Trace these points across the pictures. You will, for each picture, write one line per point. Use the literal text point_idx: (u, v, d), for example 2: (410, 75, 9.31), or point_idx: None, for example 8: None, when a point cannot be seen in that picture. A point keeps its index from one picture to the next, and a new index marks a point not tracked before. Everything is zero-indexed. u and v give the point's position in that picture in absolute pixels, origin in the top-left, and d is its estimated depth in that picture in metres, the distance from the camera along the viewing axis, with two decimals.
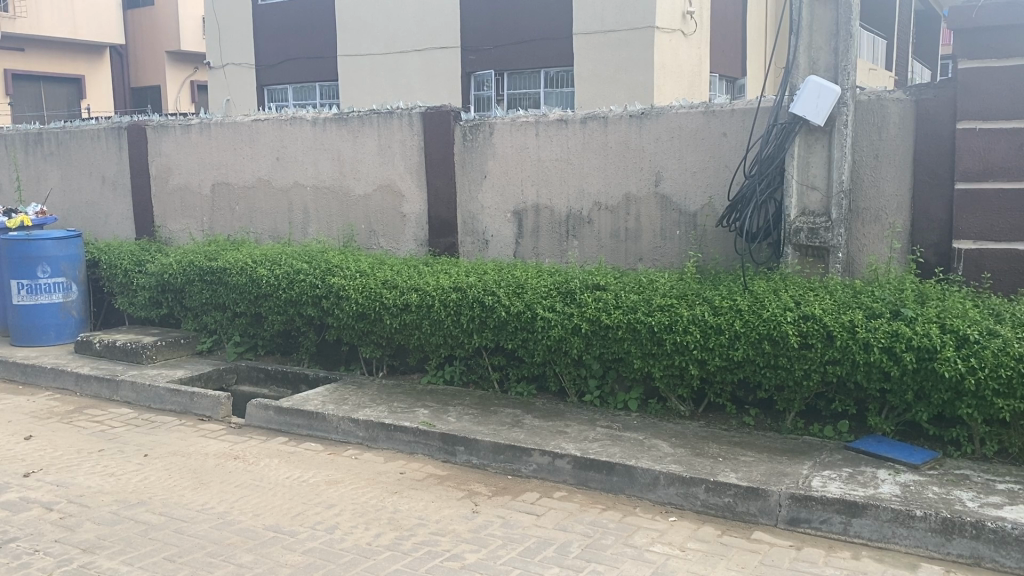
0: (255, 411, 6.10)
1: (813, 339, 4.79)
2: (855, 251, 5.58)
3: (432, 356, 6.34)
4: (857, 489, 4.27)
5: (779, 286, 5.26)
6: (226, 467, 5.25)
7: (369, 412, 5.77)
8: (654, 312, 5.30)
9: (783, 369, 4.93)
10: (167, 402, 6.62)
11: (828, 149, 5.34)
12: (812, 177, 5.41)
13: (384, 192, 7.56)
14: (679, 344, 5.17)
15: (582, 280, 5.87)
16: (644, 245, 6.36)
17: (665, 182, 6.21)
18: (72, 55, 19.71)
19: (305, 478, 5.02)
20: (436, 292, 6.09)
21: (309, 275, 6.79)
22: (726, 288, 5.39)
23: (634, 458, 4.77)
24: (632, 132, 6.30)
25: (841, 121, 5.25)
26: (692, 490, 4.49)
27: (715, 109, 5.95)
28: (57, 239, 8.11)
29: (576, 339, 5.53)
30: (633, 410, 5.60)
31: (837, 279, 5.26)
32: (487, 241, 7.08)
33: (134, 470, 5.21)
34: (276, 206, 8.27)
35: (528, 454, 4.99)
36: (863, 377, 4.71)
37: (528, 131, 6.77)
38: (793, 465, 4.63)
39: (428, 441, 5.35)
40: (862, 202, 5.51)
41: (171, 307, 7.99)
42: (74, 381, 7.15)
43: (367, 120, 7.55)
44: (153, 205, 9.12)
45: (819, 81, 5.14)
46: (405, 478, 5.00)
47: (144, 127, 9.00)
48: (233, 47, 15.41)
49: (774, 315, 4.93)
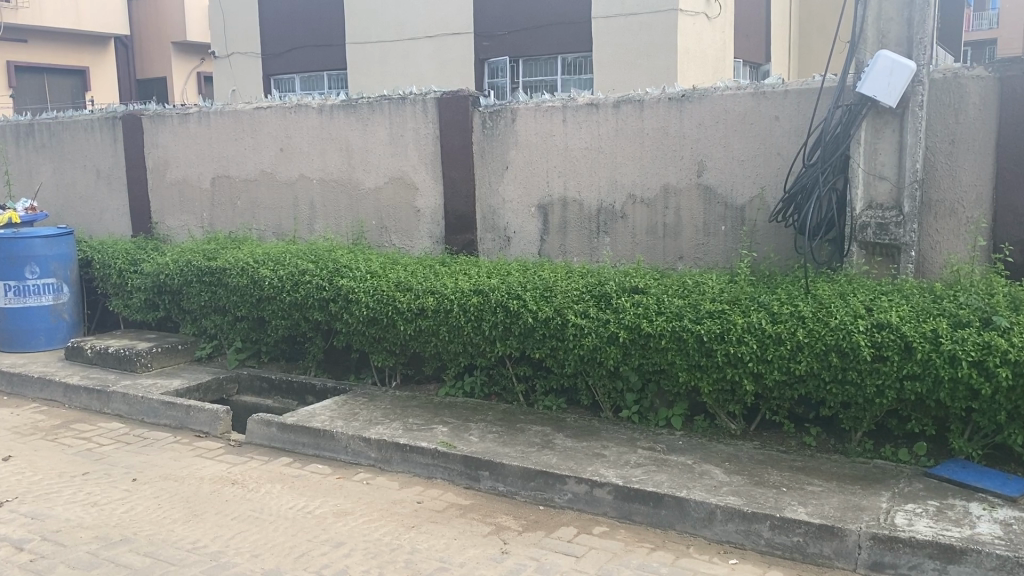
0: (256, 427, 5.54)
1: (888, 352, 4.18)
2: (927, 249, 4.96)
3: (450, 366, 5.76)
4: (951, 529, 3.67)
5: (846, 289, 4.65)
6: (222, 495, 4.69)
7: (382, 429, 5.20)
8: (703, 319, 4.70)
9: (852, 385, 4.34)
10: (161, 416, 6.07)
11: (898, 134, 4.70)
12: (881, 166, 4.78)
13: (397, 185, 6.97)
14: (732, 355, 4.58)
15: (619, 283, 5.27)
16: (684, 242, 5.75)
17: (708, 172, 5.59)
18: (78, 46, 18.88)
19: (310, 509, 4.45)
20: (454, 296, 5.50)
21: (315, 276, 6.21)
22: (784, 292, 4.77)
23: (685, 488, 4.18)
24: (671, 117, 5.67)
25: (915, 102, 4.60)
26: (755, 527, 3.90)
27: (766, 90, 5.33)
28: (46, 237, 7.56)
29: (613, 349, 4.94)
30: (677, 428, 5.02)
31: (911, 281, 4.65)
32: (509, 238, 6.50)
33: (120, 498, 4.66)
34: (280, 200, 7.69)
35: (562, 482, 4.40)
36: (947, 396, 4.11)
37: (554, 117, 6.17)
38: (869, 497, 4.02)
39: (448, 464, 4.78)
40: (935, 193, 4.89)
41: (168, 309, 7.44)
42: (62, 392, 6.61)
43: (377, 107, 6.96)
44: (150, 201, 8.56)
45: (891, 56, 4.51)
46: (423, 509, 4.42)
47: (139, 117, 8.43)
48: (237, 34, 14.82)
49: (842, 323, 4.33)
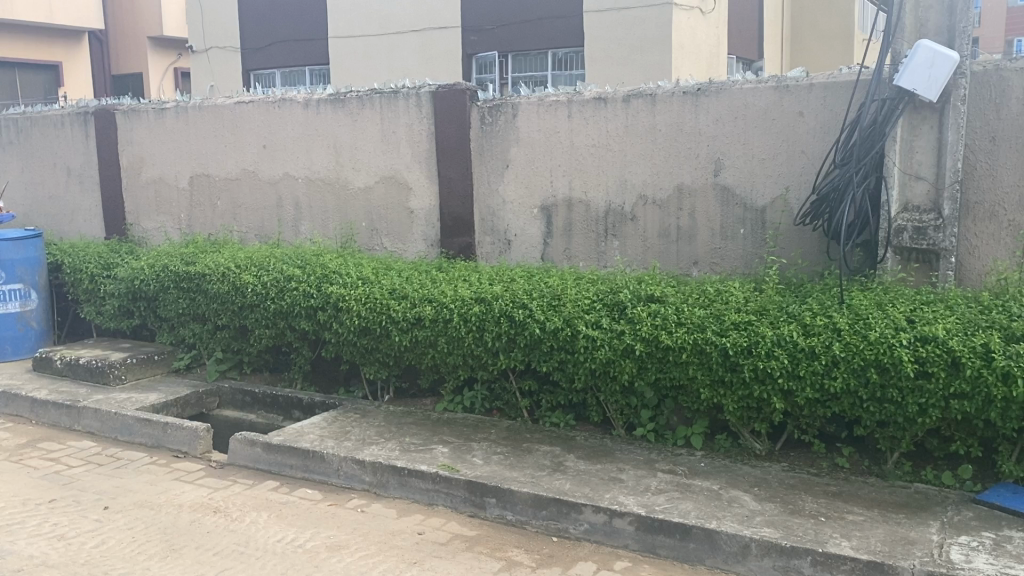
0: (239, 447, 5.12)
1: (934, 368, 3.83)
2: (965, 254, 4.62)
3: (449, 379, 5.37)
4: (1014, 567, 3.32)
5: (884, 299, 4.30)
6: (203, 525, 4.27)
7: (376, 450, 4.80)
8: (728, 331, 4.33)
9: (892, 403, 3.98)
10: (136, 434, 5.63)
11: (937, 131, 4.37)
12: (917, 165, 4.44)
13: (388, 184, 6.56)
14: (761, 371, 4.21)
15: (634, 290, 4.89)
16: (699, 246, 5.39)
17: (726, 171, 5.24)
18: (49, 39, 18.06)
19: (300, 543, 4.04)
20: (454, 304, 5.11)
21: (302, 283, 5.79)
22: (815, 302, 4.42)
23: (714, 518, 3.81)
24: (686, 112, 5.31)
25: (957, 96, 4.26)
26: (794, 564, 3.53)
27: (789, 84, 4.98)
28: (13, 240, 7.12)
29: (628, 363, 4.56)
30: (697, 448, 4.66)
31: (953, 291, 4.31)
32: (509, 241, 6.12)
33: (90, 531, 4.22)
34: (263, 200, 7.25)
35: (578, 511, 4.02)
36: (998, 415, 3.76)
37: (559, 113, 5.79)
38: (917, 528, 3.67)
39: (450, 490, 4.38)
40: (974, 194, 4.55)
41: (143, 317, 6.98)
42: (29, 408, 6.14)
43: (367, 101, 6.55)
44: (123, 201, 8.09)
45: (932, 45, 4.17)
46: (425, 542, 4.02)
47: (113, 113, 7.96)
48: (216, 27, 14.31)
49: (883, 337, 3.97)
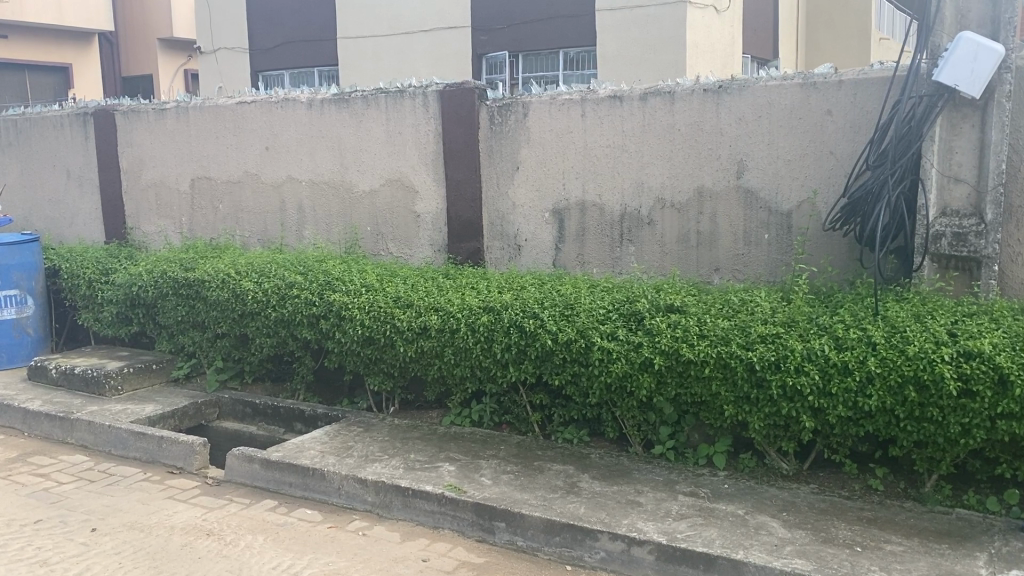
0: (236, 464, 4.87)
1: (979, 386, 3.53)
2: (1007, 262, 4.32)
3: (456, 393, 5.11)
4: None
5: (923, 311, 4.02)
6: (194, 550, 4.02)
7: (379, 468, 4.54)
8: (754, 344, 4.05)
9: (932, 423, 3.69)
10: (130, 448, 5.39)
11: (979, 131, 4.08)
12: (957, 167, 4.15)
13: (394, 187, 6.31)
14: (790, 388, 3.92)
15: (653, 300, 4.62)
16: (721, 252, 5.11)
17: (749, 173, 4.96)
18: (59, 40, 17.91)
19: (296, 571, 3.78)
20: (461, 314, 4.85)
21: (304, 290, 5.54)
22: (848, 313, 4.14)
23: (741, 547, 3.53)
24: (707, 110, 5.03)
25: (1001, 92, 3.97)
26: None
27: (817, 81, 4.70)
28: (9, 245, 6.90)
29: (645, 376, 4.28)
30: (720, 468, 4.38)
31: (997, 302, 4.02)
32: (519, 246, 5.85)
33: (75, 555, 3.98)
34: (265, 204, 7.02)
35: (593, 538, 3.75)
36: None
37: (571, 112, 5.53)
38: (963, 561, 3.38)
39: (457, 512, 4.12)
40: (1017, 198, 4.26)
41: (142, 324, 6.75)
42: (22, 419, 5.92)
43: (372, 100, 6.30)
44: (123, 204, 7.87)
45: (976, 38, 3.89)
46: (430, 570, 3.75)
47: (113, 114, 7.74)
48: (223, 27, 14.11)
49: (922, 351, 3.68)
